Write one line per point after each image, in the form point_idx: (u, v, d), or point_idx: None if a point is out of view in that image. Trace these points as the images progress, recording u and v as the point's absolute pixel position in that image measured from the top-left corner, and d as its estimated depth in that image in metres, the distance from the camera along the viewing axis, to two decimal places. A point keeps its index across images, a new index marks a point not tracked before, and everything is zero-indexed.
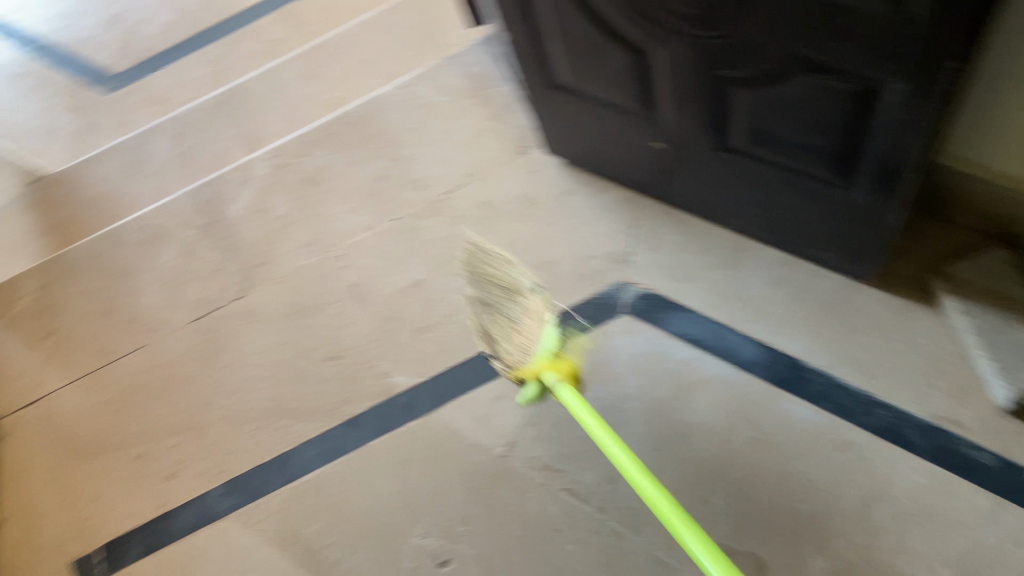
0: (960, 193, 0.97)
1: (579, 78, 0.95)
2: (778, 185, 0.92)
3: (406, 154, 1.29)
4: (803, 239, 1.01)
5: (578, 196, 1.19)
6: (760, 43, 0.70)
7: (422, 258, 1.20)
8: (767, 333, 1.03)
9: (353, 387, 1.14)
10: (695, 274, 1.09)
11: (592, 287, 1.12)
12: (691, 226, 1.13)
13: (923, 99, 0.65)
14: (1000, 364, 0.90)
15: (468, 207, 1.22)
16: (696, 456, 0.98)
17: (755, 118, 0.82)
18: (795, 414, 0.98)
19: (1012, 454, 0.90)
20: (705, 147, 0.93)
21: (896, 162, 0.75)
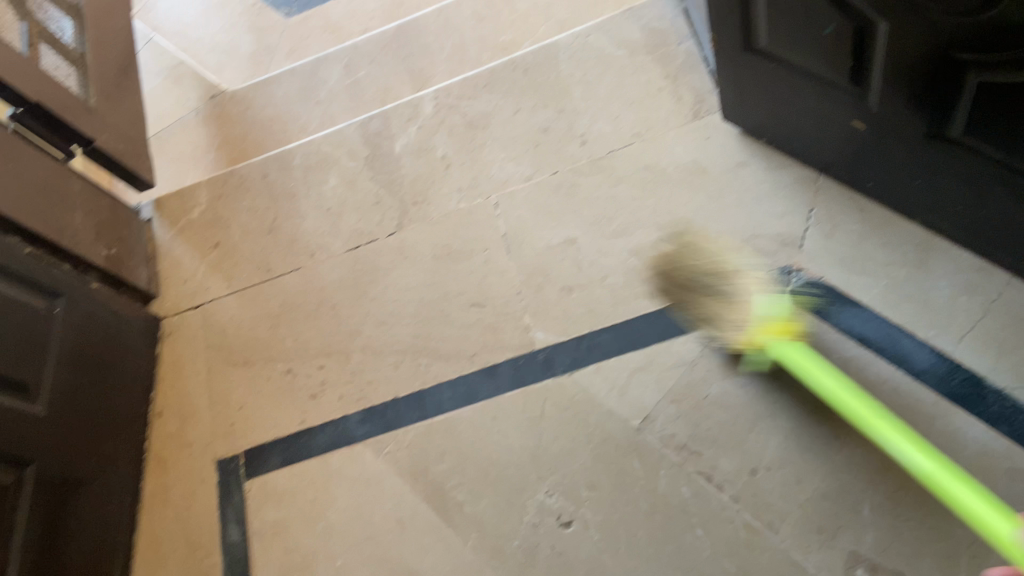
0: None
1: (782, 44, 0.89)
2: (993, 185, 0.84)
3: (574, 107, 1.25)
4: (1008, 246, 0.91)
5: (752, 169, 1.11)
6: (1013, 26, 0.63)
7: (579, 216, 1.18)
8: (947, 342, 0.95)
9: (494, 335, 1.15)
10: (872, 269, 1.01)
11: (754, 268, 1.06)
12: (875, 215, 1.03)
13: None
14: None
15: (631, 169, 1.18)
16: (848, 463, 0.92)
17: (985, 110, 0.74)
18: (967, 434, 0.90)
19: None
20: (914, 133, 0.86)
21: None
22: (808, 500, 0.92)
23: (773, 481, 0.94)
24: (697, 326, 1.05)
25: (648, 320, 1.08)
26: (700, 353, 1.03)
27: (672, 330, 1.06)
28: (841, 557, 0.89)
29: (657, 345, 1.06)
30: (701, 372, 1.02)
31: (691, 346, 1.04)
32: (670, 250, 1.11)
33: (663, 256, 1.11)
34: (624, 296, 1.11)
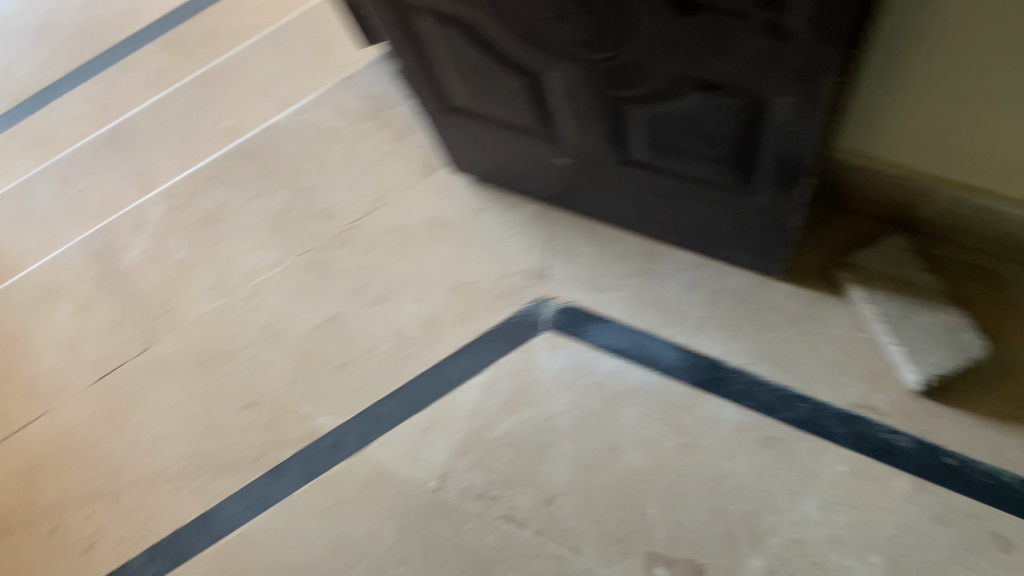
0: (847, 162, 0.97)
1: (474, 99, 0.93)
2: (682, 194, 0.93)
3: (309, 184, 1.24)
4: (713, 241, 1.02)
5: (490, 214, 1.16)
6: (647, 63, 0.70)
7: (335, 292, 1.16)
8: (687, 336, 1.04)
9: (274, 434, 1.10)
10: (613, 284, 1.08)
11: (510, 308, 1.10)
12: (605, 235, 1.12)
13: (809, 111, 0.66)
14: (908, 348, 0.92)
15: (378, 233, 1.18)
16: (629, 467, 0.98)
17: (654, 134, 0.82)
18: (720, 414, 0.99)
19: (925, 435, 0.93)
20: (608, 161, 0.93)
21: (792, 166, 0.76)
22: (602, 514, 0.97)
23: (569, 506, 0.98)
24: (470, 374, 1.07)
25: (423, 380, 1.08)
26: (478, 400, 1.06)
27: (448, 384, 1.07)
28: (639, 560, 0.93)
29: (438, 402, 1.07)
30: (484, 418, 1.04)
31: (469, 394, 1.06)
32: (430, 306, 1.12)
33: (425, 314, 1.12)
34: (397, 361, 1.10)
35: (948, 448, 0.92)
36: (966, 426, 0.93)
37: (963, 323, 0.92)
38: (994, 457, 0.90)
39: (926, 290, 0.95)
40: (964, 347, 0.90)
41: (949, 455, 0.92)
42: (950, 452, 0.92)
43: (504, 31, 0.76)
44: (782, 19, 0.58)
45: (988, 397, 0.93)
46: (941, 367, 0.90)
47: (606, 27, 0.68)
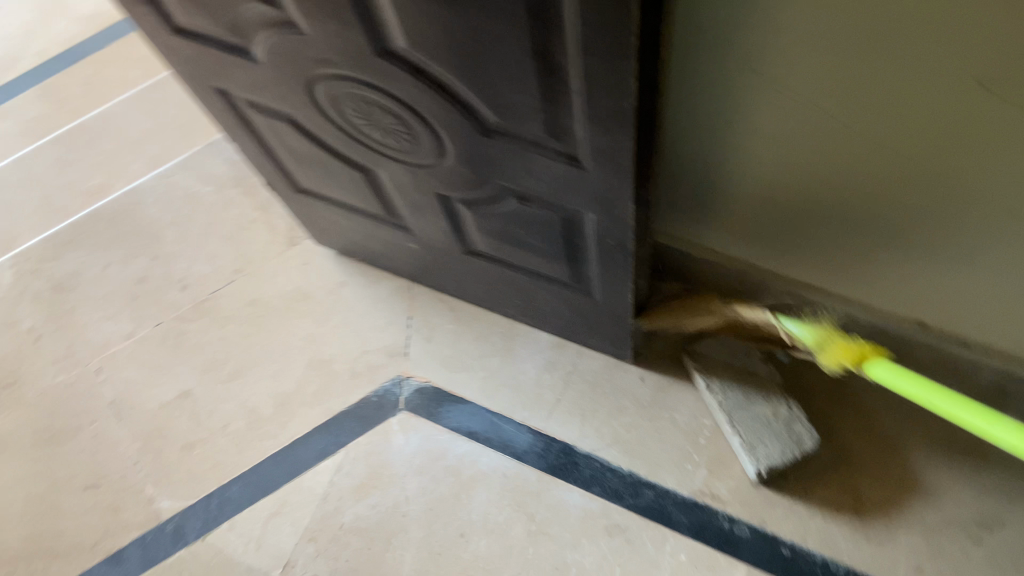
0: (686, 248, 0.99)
1: (318, 184, 0.92)
2: (526, 286, 0.93)
3: (169, 253, 1.22)
4: (564, 327, 1.02)
5: (352, 288, 1.15)
6: (465, 172, 0.70)
7: (188, 366, 1.13)
8: (540, 419, 1.04)
9: (115, 517, 1.05)
10: (470, 364, 1.08)
11: (369, 386, 1.08)
12: (465, 313, 1.12)
13: (617, 228, 0.67)
14: (746, 439, 0.94)
15: (236, 307, 1.16)
16: (475, 556, 0.97)
17: (487, 233, 0.82)
18: (568, 501, 0.99)
19: (763, 523, 0.95)
20: (452, 251, 0.92)
21: (616, 272, 0.77)
22: None
23: None
24: (322, 456, 1.05)
25: (275, 461, 1.05)
26: (329, 484, 1.03)
27: (300, 466, 1.05)
28: None
29: (288, 485, 1.04)
30: (334, 502, 1.02)
31: (320, 477, 1.04)
32: (286, 383, 1.10)
33: (280, 391, 1.10)
34: (248, 441, 1.07)
35: (784, 537, 0.93)
36: (801, 513, 0.94)
37: (798, 415, 0.94)
38: (827, 545, 0.92)
39: (765, 380, 0.97)
40: (799, 439, 0.92)
41: (784, 544, 0.93)
42: (785, 541, 0.93)
43: (329, 130, 0.75)
44: (573, 150, 0.58)
45: (821, 486, 0.95)
46: (775, 459, 0.92)
47: (421, 138, 0.68)
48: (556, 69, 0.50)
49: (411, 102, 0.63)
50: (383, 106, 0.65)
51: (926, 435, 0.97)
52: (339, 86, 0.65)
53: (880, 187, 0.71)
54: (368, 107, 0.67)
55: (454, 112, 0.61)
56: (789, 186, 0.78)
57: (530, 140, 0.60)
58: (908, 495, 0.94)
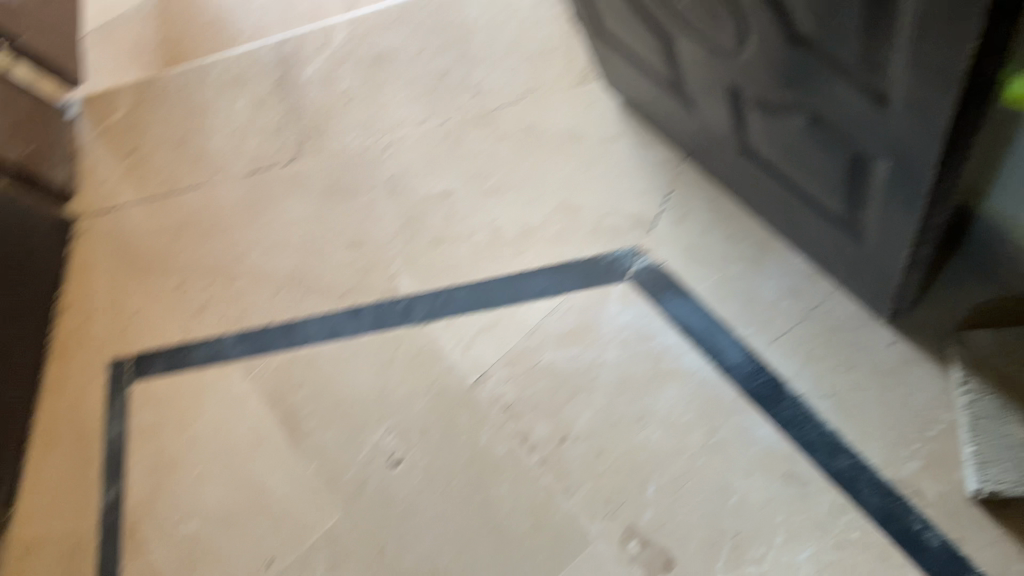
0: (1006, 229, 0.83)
1: (622, 33, 0.88)
2: (795, 206, 0.85)
3: (474, 56, 1.27)
4: (824, 259, 0.93)
5: (625, 145, 1.13)
6: (761, 72, 0.63)
7: (457, 169, 1.20)
8: (760, 342, 0.98)
9: (363, 278, 1.19)
10: (711, 260, 1.04)
11: (607, 246, 1.09)
12: (726, 206, 1.06)
13: (909, 186, 0.58)
14: (980, 454, 0.82)
15: (515, 128, 1.20)
16: (646, 442, 0.98)
17: (769, 140, 0.75)
18: (756, 432, 0.94)
19: (960, 543, 0.84)
20: (731, 145, 0.86)
21: (895, 229, 0.67)
22: (604, 471, 0.98)
23: (578, 451, 1.00)
24: (543, 294, 1.09)
25: (501, 283, 1.12)
26: (541, 321, 1.08)
27: (521, 295, 1.10)
28: (619, 528, 0.96)
29: (506, 309, 1.10)
30: (539, 340, 1.07)
31: (535, 313, 1.08)
32: (534, 215, 1.14)
33: (527, 221, 1.14)
34: (486, 255, 1.14)
35: (977, 566, 0.83)
36: (1010, 552, 0.82)
37: None
38: None
39: None
40: None
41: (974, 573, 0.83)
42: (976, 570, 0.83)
43: None
44: (885, 87, 0.49)
45: None
46: (1005, 488, 0.80)
47: (725, 21, 0.62)
48: None
49: None
50: None
51: None
52: None
53: None
54: None
55: (767, 6, 0.54)
56: None
57: (836, 61, 0.52)
58: None
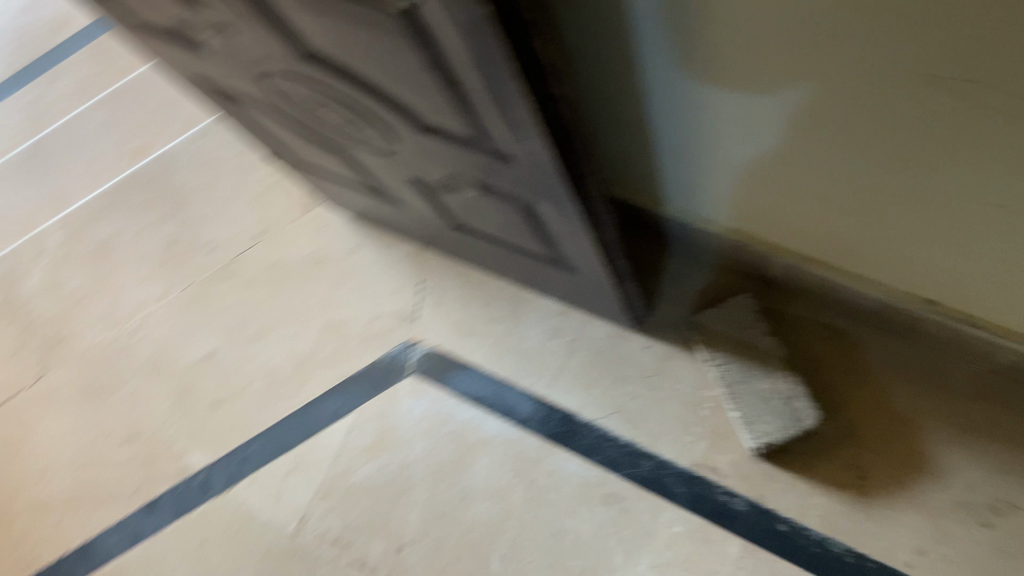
0: (690, 219, 0.94)
1: (311, 160, 0.94)
2: (516, 258, 0.93)
3: (198, 217, 1.28)
4: (562, 296, 1.02)
5: (365, 252, 1.18)
6: (419, 162, 0.70)
7: (214, 328, 1.19)
8: (542, 387, 1.04)
9: (150, 469, 1.12)
10: (475, 330, 1.09)
11: (379, 350, 1.11)
12: (472, 277, 1.13)
13: (568, 215, 0.66)
14: (744, 416, 0.92)
15: (258, 271, 1.21)
16: (475, 519, 0.99)
17: (462, 212, 0.82)
18: (567, 469, 0.99)
19: (761, 499, 0.93)
20: (442, 224, 0.93)
21: (585, 252, 0.76)
22: (446, 565, 0.97)
23: (417, 555, 0.99)
24: (335, 417, 1.09)
25: (292, 422, 1.10)
26: (342, 444, 1.07)
27: (316, 426, 1.09)
28: None
29: (304, 445, 1.08)
30: (345, 462, 1.06)
31: (334, 437, 1.08)
32: (304, 346, 1.14)
33: (298, 354, 1.14)
34: (269, 401, 1.12)
35: (781, 513, 0.91)
36: (800, 489, 0.92)
37: (799, 391, 0.91)
38: (825, 524, 0.90)
39: (765, 354, 0.94)
40: (798, 417, 0.90)
41: (782, 520, 0.91)
42: (782, 517, 0.91)
43: (297, 119, 0.76)
44: (502, 149, 0.57)
45: (825, 462, 0.92)
46: (772, 436, 0.90)
47: (372, 132, 0.68)
48: (456, 85, 0.48)
49: (351, 103, 0.62)
50: (330, 104, 0.65)
51: (942, 412, 0.91)
52: (284, 83, 0.66)
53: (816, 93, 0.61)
54: (318, 104, 0.67)
55: (388, 112, 0.60)
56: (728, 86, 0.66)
57: (461, 139, 0.58)
58: (916, 477, 0.89)
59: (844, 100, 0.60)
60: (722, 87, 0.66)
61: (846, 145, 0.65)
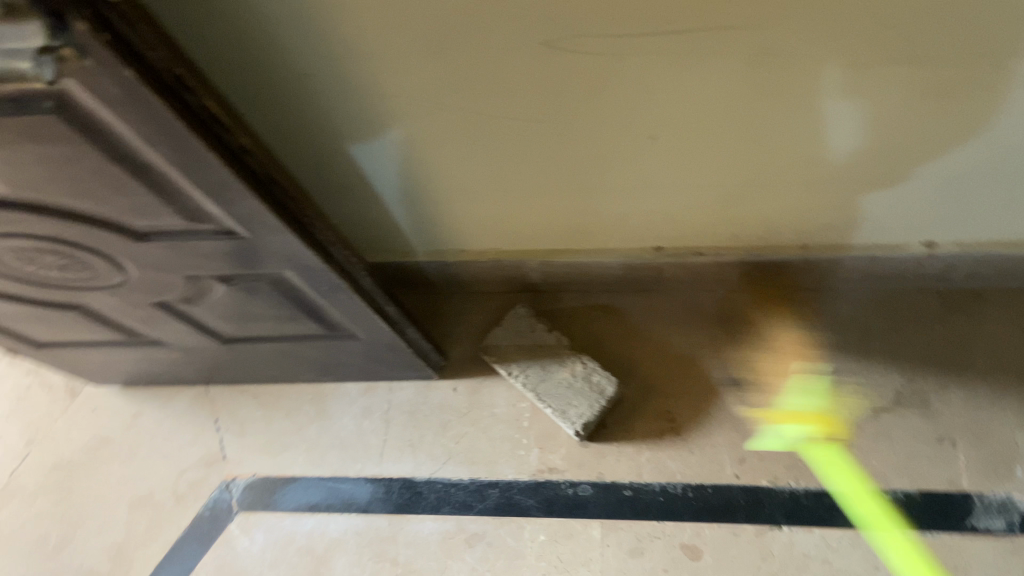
0: (442, 255, 1.00)
1: (54, 334, 0.90)
2: (297, 349, 0.94)
3: None
4: (358, 372, 1.04)
5: (150, 413, 1.13)
6: (156, 278, 0.70)
7: (12, 555, 1.05)
8: (373, 466, 1.04)
9: None
10: (289, 441, 1.08)
11: (197, 502, 1.06)
12: (267, 394, 1.12)
13: (316, 273, 0.69)
14: (557, 407, 0.98)
15: (38, 479, 1.11)
16: None
17: (222, 319, 0.82)
18: (424, 531, 0.99)
19: (602, 477, 0.99)
20: (212, 344, 0.93)
21: (351, 308, 0.79)
22: None
23: None
24: None
25: None
26: None
27: None
28: None
29: None
30: None
31: None
32: (115, 533, 1.05)
33: (111, 543, 1.04)
34: None
35: (622, 481, 0.98)
36: (629, 453, 1.00)
37: (592, 366, 1.00)
38: (661, 473, 0.98)
39: (554, 348, 1.02)
40: (600, 388, 0.98)
41: (625, 487, 0.98)
42: (624, 484, 0.98)
43: (15, 284, 0.73)
44: (223, 224, 0.59)
45: (640, 420, 1.01)
46: (587, 415, 0.96)
47: (96, 263, 0.68)
48: (145, 166, 0.50)
49: (61, 238, 0.62)
50: (41, 248, 0.64)
51: (711, 339, 1.04)
52: None
53: (490, 124, 0.69)
54: (29, 254, 0.66)
55: (100, 230, 0.60)
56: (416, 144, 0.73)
57: (181, 229, 0.60)
58: (714, 399, 1.01)
59: (506, 119, 0.68)
60: (409, 144, 0.73)
61: (527, 150, 0.74)
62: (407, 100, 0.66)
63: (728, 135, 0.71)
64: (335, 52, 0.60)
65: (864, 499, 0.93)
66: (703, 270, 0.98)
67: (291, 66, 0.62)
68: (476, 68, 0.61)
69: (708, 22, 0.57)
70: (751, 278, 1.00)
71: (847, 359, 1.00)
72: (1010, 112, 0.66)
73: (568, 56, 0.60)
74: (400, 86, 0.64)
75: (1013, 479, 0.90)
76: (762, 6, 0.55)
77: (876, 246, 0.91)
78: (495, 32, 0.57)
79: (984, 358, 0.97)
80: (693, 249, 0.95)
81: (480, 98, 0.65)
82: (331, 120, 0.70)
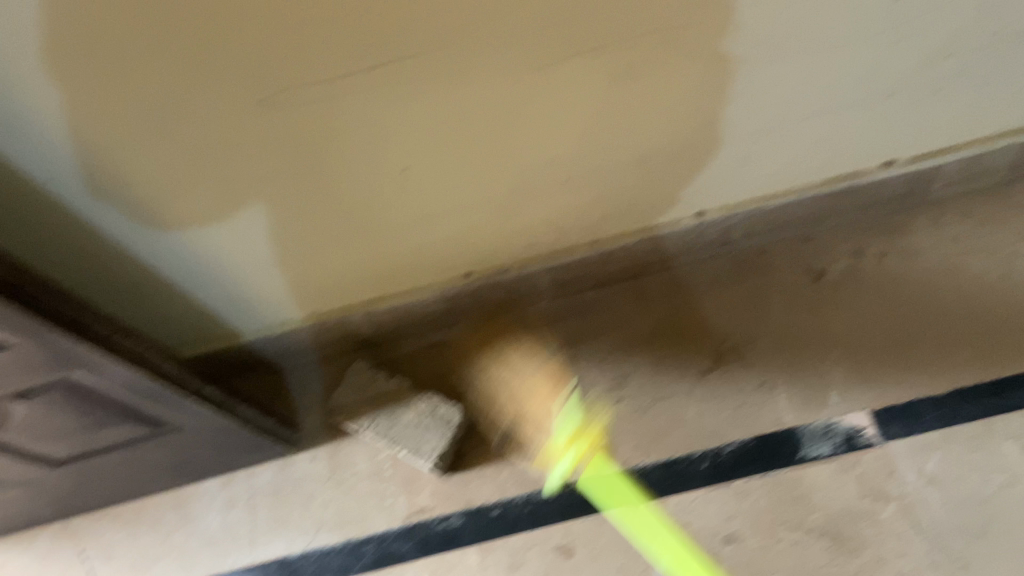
0: (274, 330, 1.03)
1: None
2: (136, 455, 0.94)
3: None
4: (213, 466, 1.04)
5: (8, 563, 1.09)
6: None
7: None
8: (247, 554, 1.03)
9: None
10: (158, 553, 1.05)
11: None
12: (128, 511, 1.09)
13: (106, 368, 0.71)
14: (410, 448, 1.01)
15: None
16: None
17: (41, 439, 0.83)
18: None
19: (469, 504, 1.02)
20: (46, 472, 0.91)
21: (163, 396, 0.80)
22: None
23: None
24: None
25: None
26: None
27: None
28: None
29: None
30: None
31: None
32: None
33: None
34: None
35: (489, 502, 1.01)
36: (490, 474, 1.03)
37: (435, 400, 1.02)
38: (523, 484, 1.01)
39: (396, 392, 1.03)
40: (446, 418, 1.01)
41: (492, 507, 1.01)
42: (491, 504, 1.01)
43: None
44: None
45: (497, 440, 1.04)
46: (440, 447, 1.00)
47: None
48: None
49: None
50: None
51: (546, 348, 1.09)
52: None
53: (246, 173, 0.73)
54: None
55: None
56: (184, 215, 0.77)
57: None
58: (558, 402, 1.05)
59: (266, 171, 0.74)
60: (178, 215, 0.77)
61: (302, 200, 0.79)
62: (156, 166, 0.70)
63: (475, 150, 0.78)
64: (67, 137, 0.64)
65: (707, 458, 0.99)
66: (518, 287, 1.06)
67: (40, 162, 0.66)
68: (210, 122, 0.66)
69: (393, 52, 0.64)
70: (566, 281, 1.07)
71: (666, 334, 1.07)
72: (701, 78, 0.74)
73: (287, 98, 0.65)
74: (143, 153, 0.68)
75: (829, 405, 0.99)
76: (439, 27, 0.62)
77: (655, 226, 1.00)
78: (210, 85, 0.62)
79: (780, 303, 1.06)
80: (500, 267, 1.01)
81: (222, 151, 0.70)
82: (95, 207, 0.73)
